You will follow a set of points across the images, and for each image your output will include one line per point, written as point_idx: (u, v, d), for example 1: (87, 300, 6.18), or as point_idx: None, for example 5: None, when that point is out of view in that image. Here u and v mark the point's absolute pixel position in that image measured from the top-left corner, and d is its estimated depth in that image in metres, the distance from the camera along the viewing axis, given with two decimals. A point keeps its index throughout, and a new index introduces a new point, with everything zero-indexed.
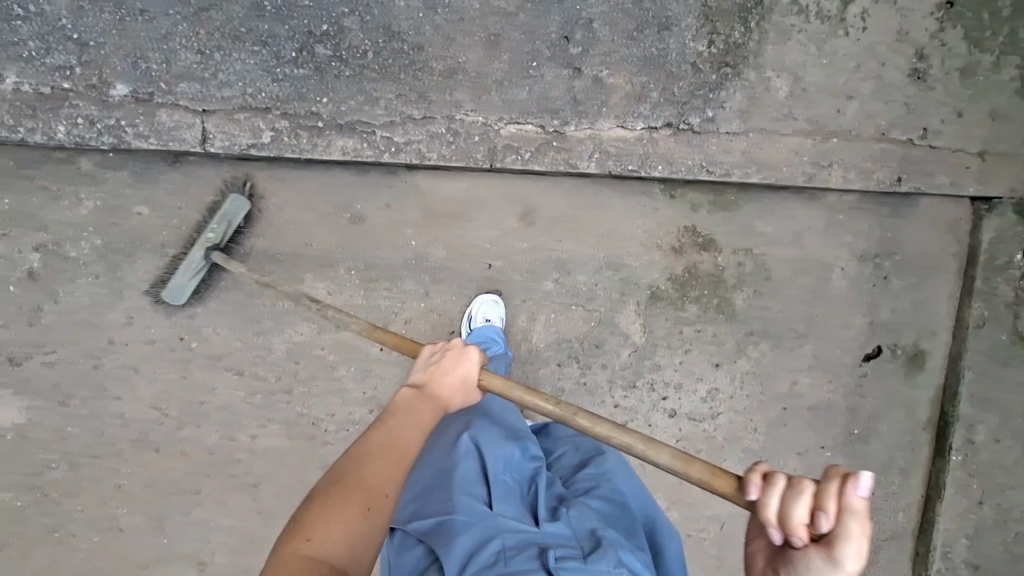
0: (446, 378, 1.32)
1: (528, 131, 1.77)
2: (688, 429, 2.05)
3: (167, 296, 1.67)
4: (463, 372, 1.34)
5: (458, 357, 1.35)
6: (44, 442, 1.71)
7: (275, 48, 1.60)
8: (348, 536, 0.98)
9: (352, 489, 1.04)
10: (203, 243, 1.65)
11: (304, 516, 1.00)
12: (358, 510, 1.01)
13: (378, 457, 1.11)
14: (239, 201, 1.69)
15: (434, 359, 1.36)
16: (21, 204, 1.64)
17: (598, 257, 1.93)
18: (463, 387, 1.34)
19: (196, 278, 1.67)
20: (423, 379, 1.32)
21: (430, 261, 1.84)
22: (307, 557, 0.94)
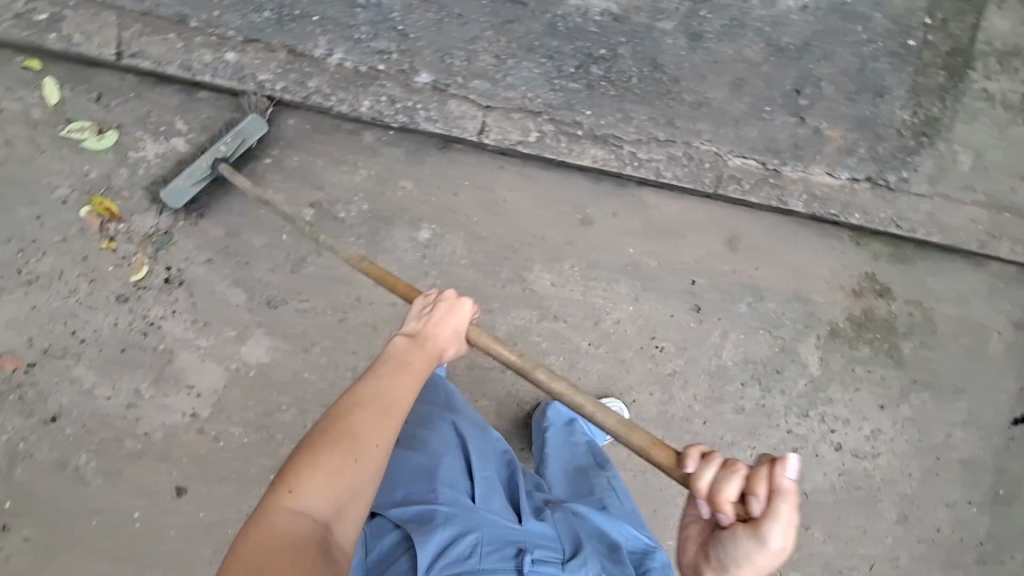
0: (435, 336, 1.22)
1: (751, 166, 1.97)
2: (851, 465, 2.13)
3: (164, 197, 1.67)
4: (449, 325, 1.24)
5: (448, 307, 1.25)
6: (282, 384, 1.80)
7: (558, 63, 1.83)
8: (347, 490, 0.96)
9: (349, 439, 1.00)
10: (211, 153, 1.69)
11: (294, 465, 0.98)
12: (352, 460, 0.99)
13: (377, 409, 1.05)
14: (258, 123, 1.73)
15: (424, 311, 1.26)
16: (308, 163, 1.81)
17: (789, 288, 2.09)
18: (454, 335, 1.25)
19: (198, 186, 1.69)
20: (417, 330, 1.23)
21: (645, 270, 2.00)
22: (293, 512, 0.92)
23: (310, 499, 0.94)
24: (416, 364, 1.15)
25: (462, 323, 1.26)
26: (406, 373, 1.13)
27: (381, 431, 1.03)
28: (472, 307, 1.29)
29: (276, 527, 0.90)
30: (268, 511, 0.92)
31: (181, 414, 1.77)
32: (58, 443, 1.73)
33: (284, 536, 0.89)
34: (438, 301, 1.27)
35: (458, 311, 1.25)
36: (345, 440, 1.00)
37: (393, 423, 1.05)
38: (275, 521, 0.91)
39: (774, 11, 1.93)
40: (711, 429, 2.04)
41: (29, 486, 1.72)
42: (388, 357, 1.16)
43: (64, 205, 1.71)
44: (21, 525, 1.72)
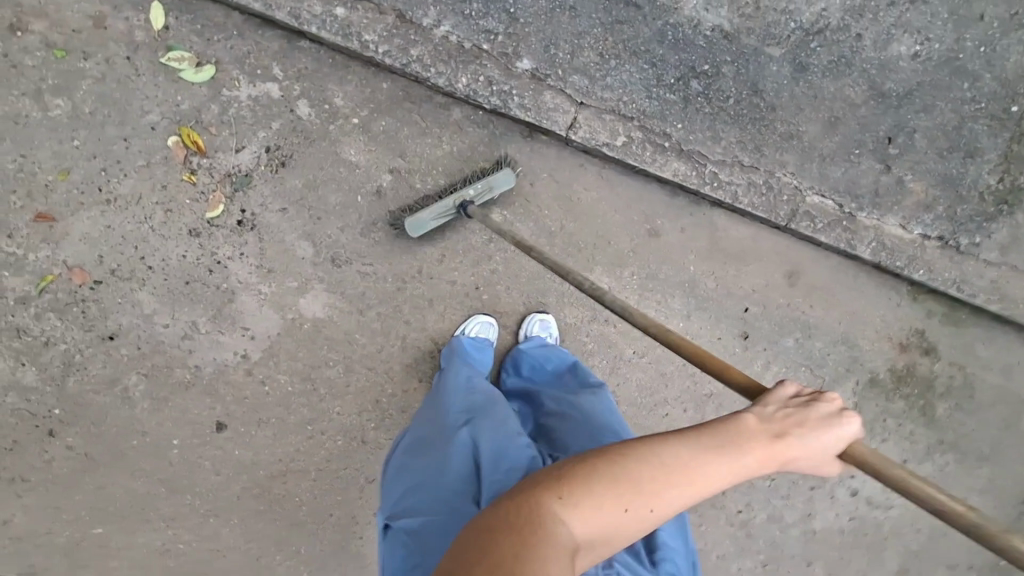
0: (797, 446, 0.96)
1: (828, 206, 1.96)
2: (864, 511, 2.11)
3: (409, 227, 1.75)
4: (815, 438, 0.97)
5: (827, 413, 1.00)
6: (333, 341, 1.82)
7: (660, 71, 1.83)
8: (602, 533, 0.86)
9: (635, 487, 0.88)
10: (461, 194, 1.76)
11: (577, 472, 0.89)
12: (622, 509, 0.87)
13: (673, 477, 0.89)
14: (507, 178, 1.80)
15: (791, 403, 1.01)
16: (394, 129, 1.81)
17: (840, 331, 2.08)
18: (814, 453, 0.97)
19: (439, 220, 1.76)
20: (771, 417, 0.99)
21: (701, 289, 2.00)
22: (557, 520, 0.84)
23: (579, 521, 0.85)
24: (749, 453, 0.93)
25: (831, 446, 0.97)
26: (729, 453, 0.93)
27: (663, 500, 0.88)
28: (852, 435, 0.98)
29: (539, 521, 0.83)
30: (537, 505, 0.85)
31: (232, 352, 1.78)
32: (112, 361, 1.74)
33: (540, 540, 0.81)
34: (816, 400, 1.02)
35: (828, 426, 0.98)
36: (628, 483, 0.88)
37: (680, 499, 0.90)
38: (541, 518, 0.84)
39: (884, 54, 1.89)
40: None
41: (79, 398, 1.74)
42: (728, 427, 0.96)
43: (153, 131, 1.72)
44: (66, 433, 1.74)
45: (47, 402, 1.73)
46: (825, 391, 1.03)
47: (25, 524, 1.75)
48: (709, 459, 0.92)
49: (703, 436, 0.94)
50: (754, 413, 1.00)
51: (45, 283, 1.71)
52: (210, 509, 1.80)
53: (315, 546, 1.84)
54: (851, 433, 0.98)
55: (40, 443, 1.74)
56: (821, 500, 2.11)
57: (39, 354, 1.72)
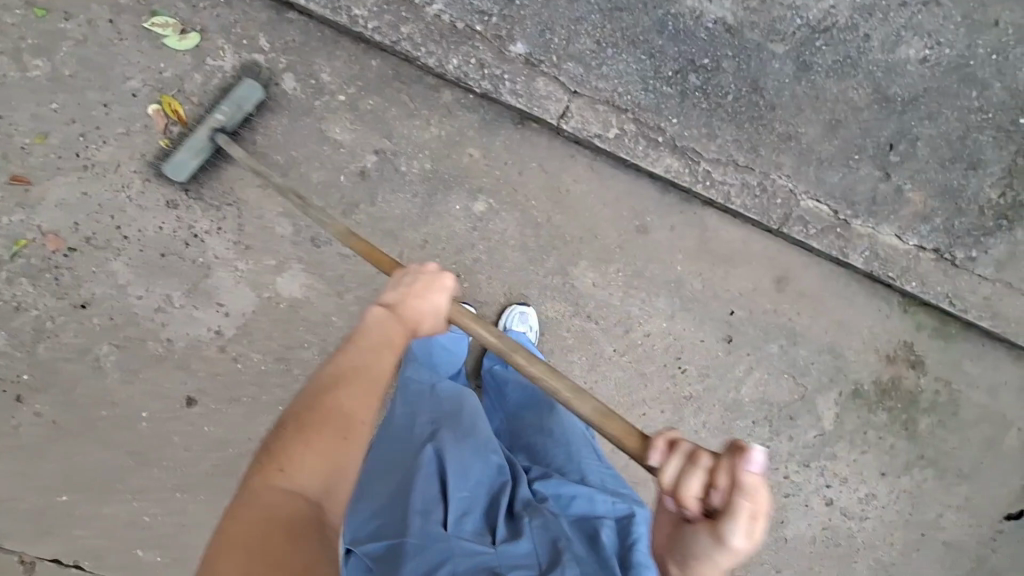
0: (421, 302, 1.20)
1: (822, 211, 1.91)
2: (836, 521, 2.12)
3: (167, 171, 1.66)
4: (438, 298, 1.22)
5: (436, 272, 1.24)
6: (310, 322, 1.79)
7: (658, 63, 1.77)
8: (337, 466, 0.93)
9: (338, 415, 0.96)
10: (210, 123, 1.66)
11: (282, 441, 0.93)
12: (343, 436, 0.95)
13: (359, 386, 1.01)
14: (252, 90, 1.69)
15: (410, 277, 1.24)
16: (381, 109, 1.77)
17: (826, 340, 2.05)
18: (443, 311, 1.23)
19: (199, 158, 1.67)
20: (401, 294, 1.20)
21: (687, 290, 1.97)
22: (280, 490, 0.87)
23: (298, 476, 0.90)
24: (400, 331, 1.13)
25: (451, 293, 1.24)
26: (391, 343, 1.11)
27: (367, 405, 0.99)
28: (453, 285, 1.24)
29: (264, 505, 0.85)
30: (258, 490, 0.87)
31: (206, 328, 1.76)
32: (83, 330, 1.71)
33: (273, 514, 0.84)
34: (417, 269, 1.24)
35: (440, 287, 1.23)
36: (328, 417, 0.96)
37: (377, 398, 1.02)
38: (259, 501, 0.86)
39: (891, 57, 1.83)
40: None
41: (50, 366, 1.72)
42: (372, 325, 1.12)
43: (134, 98, 1.68)
44: (35, 400, 1.73)
45: (17, 367, 1.71)
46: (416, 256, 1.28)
47: None
48: (379, 353, 1.08)
49: (365, 342, 1.08)
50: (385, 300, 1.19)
51: (18, 248, 1.67)
52: (178, 484, 1.79)
53: None
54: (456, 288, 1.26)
55: (10, 408, 1.72)
56: (794, 508, 2.10)
57: (10, 319, 1.69)
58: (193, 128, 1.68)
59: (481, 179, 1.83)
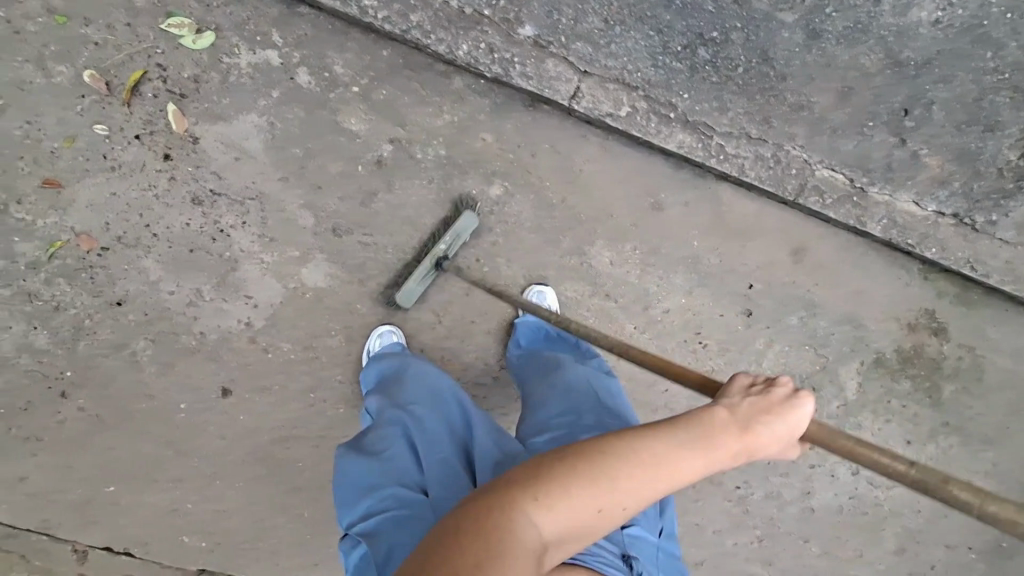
0: (767, 431, 0.98)
1: (837, 180, 1.92)
2: (863, 490, 2.13)
3: (400, 300, 1.80)
4: (783, 424, 0.99)
5: (788, 398, 1.02)
6: (334, 310, 1.84)
7: (666, 38, 1.73)
8: (573, 528, 0.88)
9: (607, 478, 0.89)
10: (435, 253, 1.79)
11: (553, 472, 0.90)
12: (598, 507, 0.89)
13: (652, 473, 0.91)
14: (469, 220, 1.82)
15: (752, 391, 1.04)
16: (394, 98, 1.80)
17: (846, 309, 2.05)
18: (787, 438, 1.01)
19: (423, 285, 1.80)
20: (743, 409, 1.01)
21: (705, 265, 1.98)
22: (526, 520, 0.85)
23: (547, 518, 0.86)
24: (734, 443, 0.96)
25: (796, 431, 1.01)
26: (717, 445, 0.95)
27: (641, 492, 0.90)
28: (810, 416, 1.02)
29: (513, 526, 0.84)
30: (512, 503, 0.86)
31: (236, 320, 1.81)
32: (120, 326, 1.78)
33: (512, 544, 0.83)
34: (773, 386, 1.04)
35: (789, 415, 1.00)
36: (602, 476, 0.89)
37: (656, 494, 0.92)
38: (511, 520, 0.85)
39: (903, 21, 1.66)
40: None
41: (89, 362, 1.78)
42: (700, 417, 0.97)
43: (154, 99, 1.72)
44: (78, 395, 1.79)
45: (59, 365, 1.78)
46: (779, 376, 1.06)
47: (41, 481, 1.83)
48: (693, 450, 0.93)
49: (681, 425, 0.96)
50: (724, 405, 1.01)
51: (54, 249, 1.73)
52: (215, 471, 1.86)
53: (319, 507, 1.90)
54: (805, 414, 1.00)
55: (53, 403, 1.79)
56: (820, 478, 2.11)
57: (49, 318, 1.76)
58: (419, 258, 1.82)
59: (496, 164, 1.86)
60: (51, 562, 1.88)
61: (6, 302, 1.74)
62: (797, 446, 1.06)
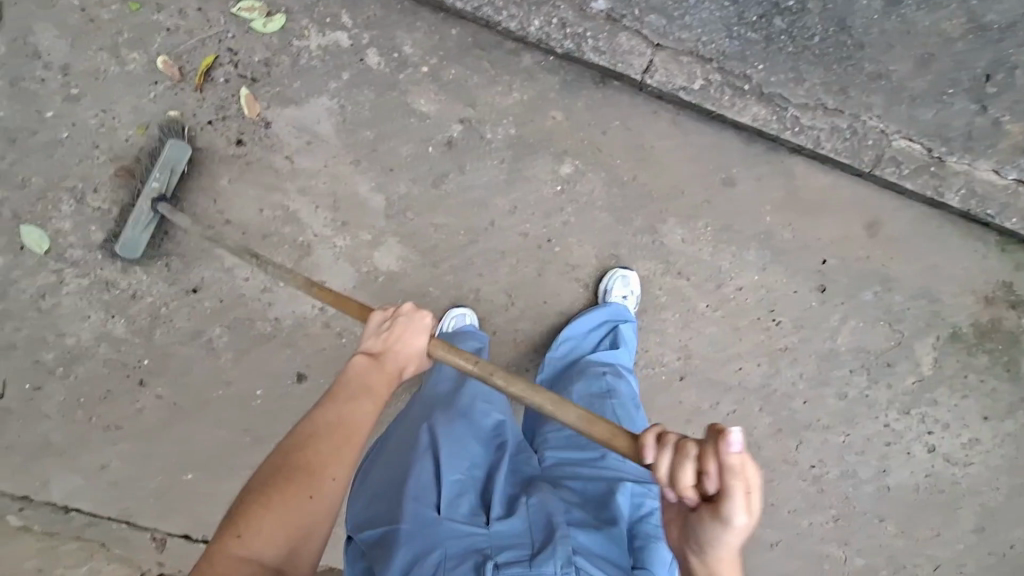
0: (394, 355, 1.24)
1: (914, 150, 1.85)
2: (940, 468, 2.08)
3: (122, 251, 1.69)
4: (406, 347, 1.25)
5: (406, 321, 1.27)
6: (407, 293, 1.83)
7: (741, 8, 1.73)
8: (295, 529, 0.97)
9: (298, 476, 1.01)
10: (148, 193, 1.67)
11: (248, 507, 0.98)
12: (306, 496, 1.00)
13: (336, 438, 1.08)
14: (179, 148, 1.67)
15: (383, 327, 1.28)
16: (464, 77, 1.78)
17: (921, 283, 1.99)
18: (418, 354, 1.27)
19: (148, 232, 1.68)
20: (379, 350, 1.25)
21: (777, 241, 1.94)
22: (240, 555, 0.93)
23: (260, 534, 0.95)
24: (378, 382, 1.19)
25: (425, 336, 1.27)
26: (371, 388, 1.17)
27: (341, 461, 1.06)
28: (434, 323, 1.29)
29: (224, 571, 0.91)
30: (216, 555, 0.93)
31: (311, 306, 1.80)
32: (196, 314, 1.78)
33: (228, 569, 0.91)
34: (397, 315, 1.28)
35: (408, 333, 1.26)
36: (295, 477, 1.01)
37: (350, 452, 1.08)
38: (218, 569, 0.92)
39: None
40: (809, 409, 2.04)
41: (167, 350, 1.79)
42: (352, 379, 1.18)
43: (226, 84, 1.71)
44: (156, 383, 1.80)
45: (137, 353, 1.78)
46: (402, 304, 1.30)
47: (120, 469, 1.84)
48: (361, 405, 1.13)
49: (341, 396, 1.14)
50: (365, 355, 1.24)
51: None
52: None
53: None
54: (427, 331, 1.27)
55: (132, 392, 1.80)
56: (894, 456, 2.08)
57: (127, 306, 1.76)
58: (135, 200, 1.70)
59: (567, 143, 1.84)
60: (131, 551, 1.91)
61: (84, 292, 1.75)
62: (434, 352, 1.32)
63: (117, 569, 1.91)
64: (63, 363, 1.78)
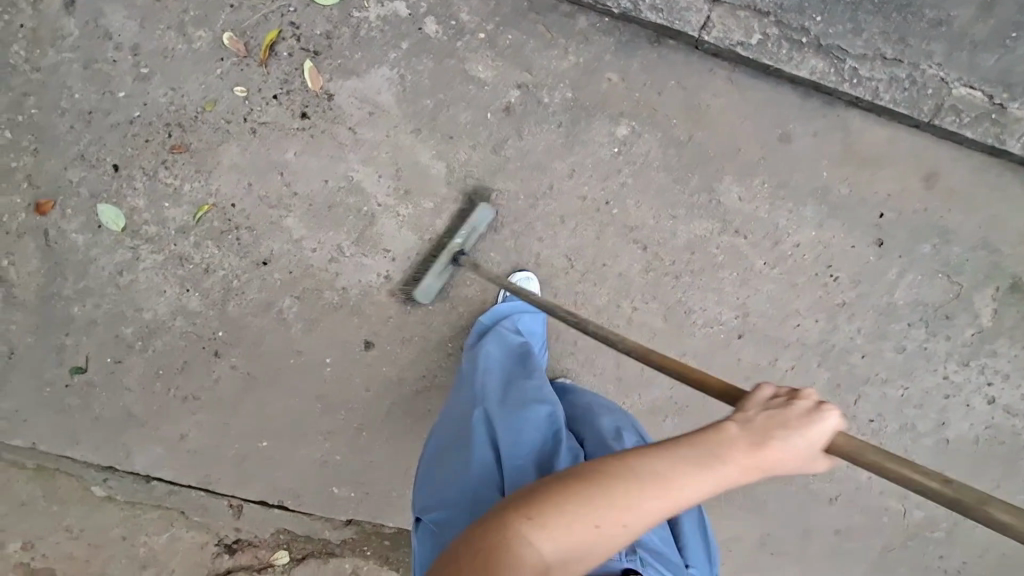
0: (780, 442, 0.97)
1: (976, 98, 1.84)
2: (1000, 420, 2.08)
3: (417, 294, 1.79)
4: (801, 437, 0.97)
5: (810, 414, 0.99)
6: (469, 260, 1.86)
7: None
8: (574, 547, 0.91)
9: (605, 500, 0.93)
10: (451, 248, 1.79)
11: (552, 497, 0.93)
12: (594, 525, 0.92)
13: (654, 493, 0.93)
14: (484, 212, 1.80)
15: (772, 405, 1.02)
16: (520, 43, 1.80)
17: (981, 234, 1.97)
18: (801, 454, 0.99)
19: (441, 280, 1.80)
20: (756, 423, 0.99)
21: (834, 196, 1.94)
22: (527, 541, 0.89)
23: (544, 537, 0.90)
24: (740, 462, 0.96)
25: (819, 444, 0.99)
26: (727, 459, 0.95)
27: (643, 514, 0.93)
28: (838, 428, 1.00)
29: (510, 548, 0.89)
30: (503, 527, 0.91)
31: (376, 274, 1.84)
32: (267, 285, 1.83)
33: (513, 551, 0.89)
34: (795, 399, 1.02)
35: (811, 425, 0.98)
36: (600, 500, 0.93)
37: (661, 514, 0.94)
38: (503, 540, 0.90)
39: None
40: (867, 363, 2.04)
41: (240, 321, 1.84)
42: (709, 438, 0.97)
43: (289, 58, 1.75)
44: (230, 353, 1.85)
45: (211, 325, 1.84)
46: (801, 388, 1.04)
47: (198, 438, 1.90)
48: (699, 471, 0.94)
49: (681, 446, 0.97)
50: (736, 420, 1.00)
51: (203, 212, 1.78)
52: (362, 423, 1.91)
53: None
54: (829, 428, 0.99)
55: (208, 363, 1.86)
56: (954, 409, 2.07)
57: (201, 280, 1.81)
58: (437, 252, 1.82)
59: (623, 105, 1.85)
60: (210, 519, 1.96)
61: (160, 266, 1.80)
62: (826, 458, 1.02)
63: (196, 535, 1.96)
64: (142, 337, 1.83)
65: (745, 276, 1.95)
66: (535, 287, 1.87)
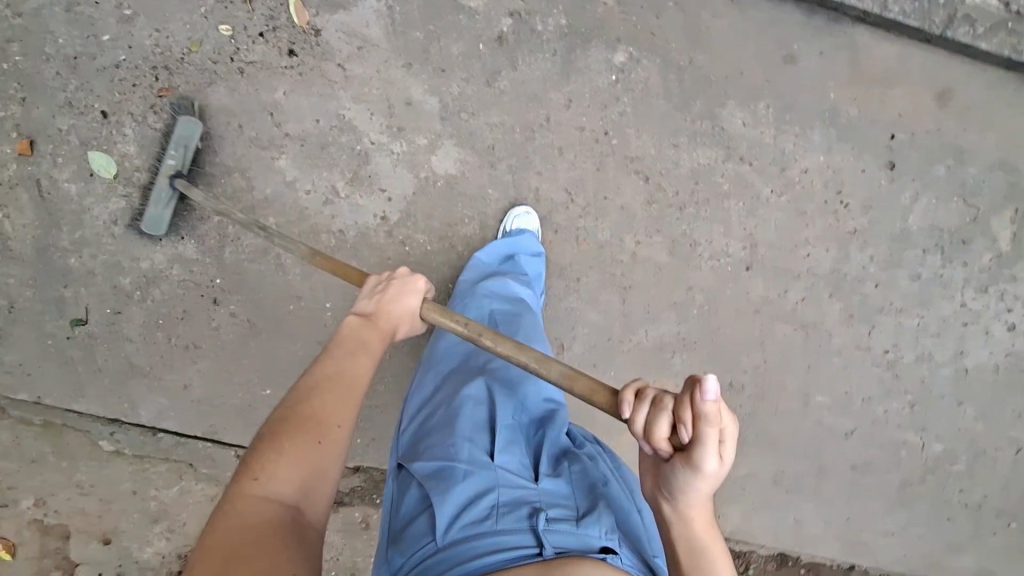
0: (392, 311, 1.32)
1: (990, 6, 1.83)
2: (1020, 347, 2.02)
3: (145, 227, 1.71)
4: (403, 302, 1.33)
5: (400, 287, 1.35)
6: (466, 196, 1.82)
7: None
8: (313, 469, 0.99)
9: (311, 422, 1.04)
10: (165, 171, 1.68)
11: (264, 445, 0.99)
12: (317, 441, 1.02)
13: (337, 393, 1.10)
14: (191, 124, 1.68)
15: (375, 290, 1.35)
16: None
17: (997, 153, 1.90)
18: (408, 313, 1.34)
19: (169, 208, 1.70)
20: (369, 309, 1.32)
21: (843, 118, 1.87)
22: (261, 493, 0.93)
23: (275, 481, 0.95)
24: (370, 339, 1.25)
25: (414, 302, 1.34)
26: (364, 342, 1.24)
27: (342, 411, 1.08)
28: (423, 285, 1.36)
29: (242, 509, 0.90)
30: (235, 497, 0.93)
31: (372, 215, 1.80)
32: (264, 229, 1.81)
33: (246, 506, 0.91)
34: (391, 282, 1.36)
35: (404, 293, 1.34)
36: (311, 423, 1.04)
37: (353, 403, 1.11)
38: (237, 505, 0.91)
39: None
40: (882, 293, 1.97)
41: (237, 267, 1.82)
42: (343, 338, 1.23)
43: None
44: (229, 301, 1.84)
45: (209, 273, 1.82)
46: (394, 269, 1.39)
47: (202, 388, 1.89)
48: (353, 359, 1.19)
49: (335, 352, 1.20)
50: (357, 313, 1.31)
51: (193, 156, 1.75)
52: None
53: None
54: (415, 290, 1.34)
55: (207, 311, 1.84)
56: (973, 337, 2.01)
57: (196, 226, 1.79)
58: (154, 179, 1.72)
59: (620, 30, 1.79)
60: (218, 471, 1.95)
61: None
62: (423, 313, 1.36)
63: (206, 488, 1.95)
64: (140, 287, 1.82)
65: (752, 205, 1.89)
66: (533, 225, 1.80)
